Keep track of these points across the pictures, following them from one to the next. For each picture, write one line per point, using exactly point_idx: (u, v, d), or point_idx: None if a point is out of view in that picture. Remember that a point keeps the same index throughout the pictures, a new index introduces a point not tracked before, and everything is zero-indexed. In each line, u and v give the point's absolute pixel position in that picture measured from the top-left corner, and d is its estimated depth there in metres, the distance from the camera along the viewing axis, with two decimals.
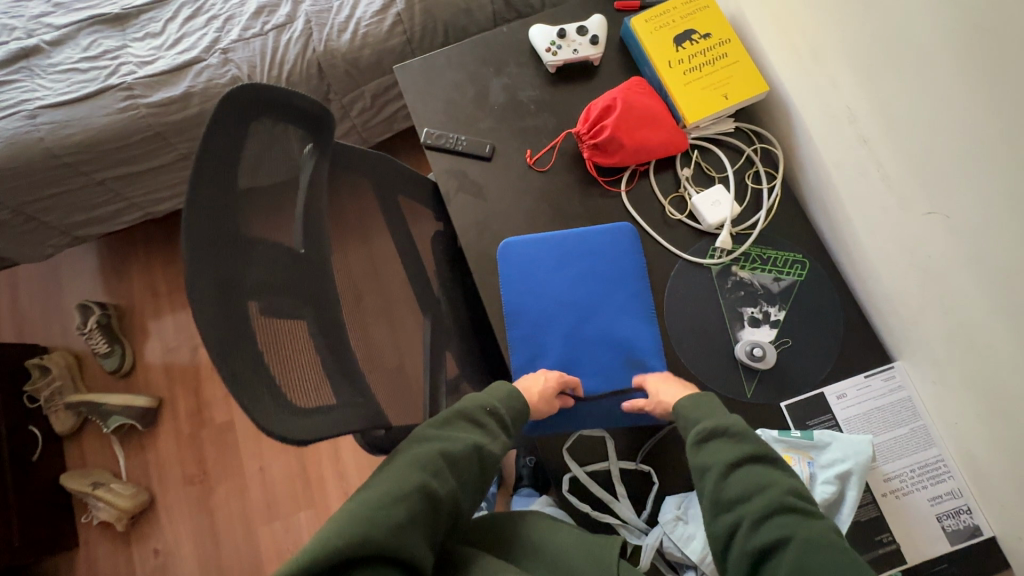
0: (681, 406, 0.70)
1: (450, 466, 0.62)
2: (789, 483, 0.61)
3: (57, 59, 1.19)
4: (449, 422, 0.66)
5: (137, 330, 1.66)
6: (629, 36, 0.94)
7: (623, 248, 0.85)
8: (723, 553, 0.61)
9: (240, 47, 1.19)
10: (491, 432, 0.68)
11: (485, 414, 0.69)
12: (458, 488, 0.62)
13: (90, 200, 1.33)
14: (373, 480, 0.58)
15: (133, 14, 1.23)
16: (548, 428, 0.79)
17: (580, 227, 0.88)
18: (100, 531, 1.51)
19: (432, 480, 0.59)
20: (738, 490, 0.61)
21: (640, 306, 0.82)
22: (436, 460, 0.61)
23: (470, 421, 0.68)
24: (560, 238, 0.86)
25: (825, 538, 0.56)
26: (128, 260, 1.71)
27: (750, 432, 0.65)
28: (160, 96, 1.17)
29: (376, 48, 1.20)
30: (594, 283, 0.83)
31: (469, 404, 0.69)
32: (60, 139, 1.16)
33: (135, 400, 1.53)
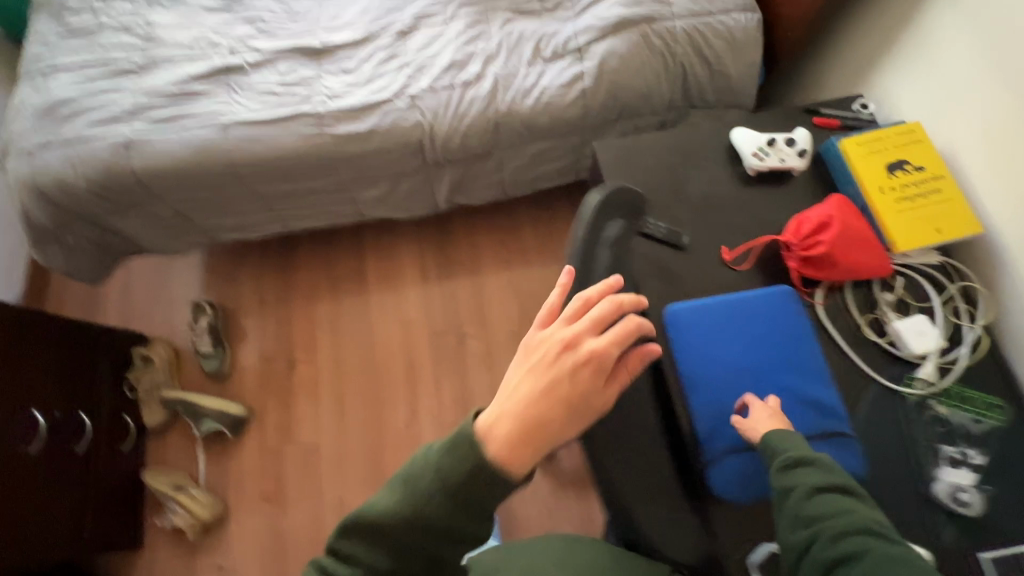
0: (771, 435, 0.71)
1: None
2: (868, 513, 0.63)
3: (255, 79, 1.26)
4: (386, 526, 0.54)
5: (239, 335, 1.67)
6: (830, 155, 0.97)
7: (786, 313, 0.87)
8: (794, 564, 0.63)
9: (428, 96, 1.24)
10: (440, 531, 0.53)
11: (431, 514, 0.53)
12: None
13: (244, 208, 1.36)
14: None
15: (331, 49, 1.29)
16: (733, 494, 0.77)
17: (735, 293, 0.90)
18: (168, 536, 1.47)
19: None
20: (822, 509, 0.63)
21: (821, 389, 0.82)
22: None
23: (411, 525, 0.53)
24: (725, 302, 0.87)
25: (902, 559, 0.58)
26: (242, 266, 1.75)
27: (833, 465, 0.68)
28: (346, 129, 1.23)
29: (553, 116, 1.25)
30: (765, 350, 0.84)
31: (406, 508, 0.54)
32: (244, 154, 1.22)
33: (229, 407, 1.53)
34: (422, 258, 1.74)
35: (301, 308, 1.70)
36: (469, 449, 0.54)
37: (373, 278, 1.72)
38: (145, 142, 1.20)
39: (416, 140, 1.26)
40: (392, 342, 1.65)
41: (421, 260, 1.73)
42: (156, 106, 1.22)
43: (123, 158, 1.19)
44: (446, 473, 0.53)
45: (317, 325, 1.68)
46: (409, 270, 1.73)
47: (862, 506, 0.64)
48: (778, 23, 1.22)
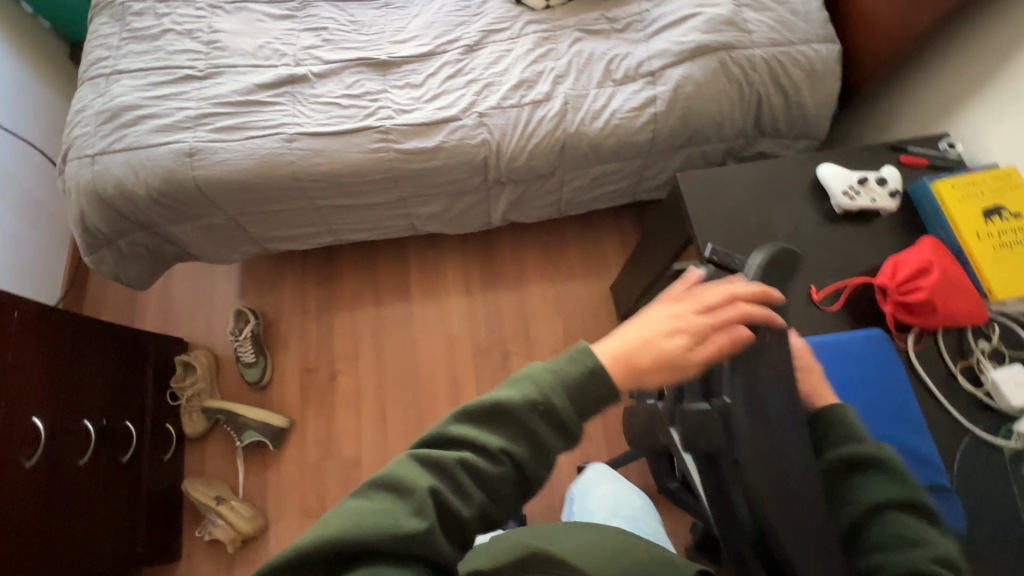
0: (834, 417, 0.58)
1: (480, 480, 0.54)
2: (943, 549, 0.51)
3: (320, 91, 1.24)
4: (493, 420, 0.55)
5: (280, 344, 1.65)
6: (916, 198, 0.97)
7: (879, 355, 0.85)
8: None
9: (496, 114, 1.22)
10: (541, 439, 0.55)
11: (537, 418, 0.55)
12: (490, 499, 0.55)
13: (300, 221, 1.34)
14: (383, 485, 0.53)
15: (397, 62, 1.27)
16: None
17: (824, 334, 0.88)
18: (207, 547, 1.46)
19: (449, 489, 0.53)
20: (881, 529, 0.53)
21: (918, 439, 0.80)
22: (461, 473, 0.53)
23: (517, 425, 0.55)
24: (816, 344, 0.86)
25: None
26: (283, 273, 1.72)
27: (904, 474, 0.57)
28: (412, 145, 1.21)
29: (622, 139, 1.22)
30: (858, 395, 0.82)
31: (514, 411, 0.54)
32: (308, 167, 1.20)
33: (271, 418, 1.51)
34: (467, 272, 1.72)
35: (344, 318, 1.68)
36: (580, 360, 0.57)
37: (417, 290, 1.70)
38: (210, 152, 1.17)
39: (481, 159, 1.24)
40: (435, 356, 1.63)
41: (465, 274, 1.71)
42: (219, 115, 1.20)
43: (184, 167, 1.17)
44: (566, 371, 0.56)
45: (359, 336, 1.66)
46: (453, 283, 1.71)
47: (935, 536, 0.53)
48: (856, 54, 1.20)
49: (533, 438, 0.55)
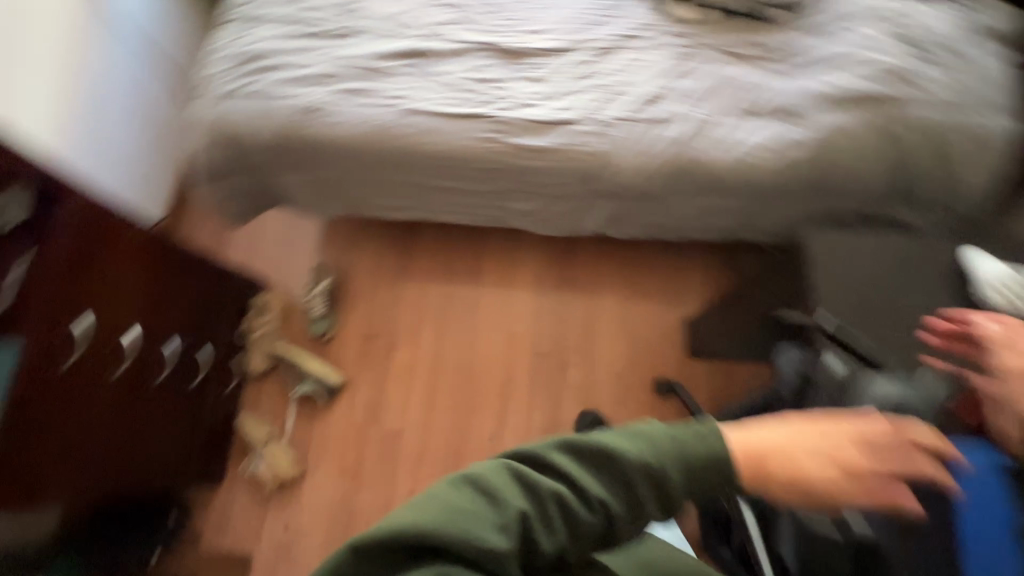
0: None
1: (569, 521, 0.52)
2: None
3: (445, 70, 1.22)
4: (603, 461, 0.53)
5: (348, 304, 1.68)
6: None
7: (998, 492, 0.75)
8: None
9: (618, 126, 1.17)
10: (641, 502, 0.53)
11: (645, 479, 0.53)
12: (571, 543, 0.52)
13: (396, 194, 1.35)
14: (474, 490, 0.51)
15: (526, 53, 1.24)
16: None
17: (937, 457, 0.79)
18: (247, 481, 1.53)
19: (537, 518, 0.51)
20: None
21: None
22: (553, 506, 0.52)
23: (623, 480, 0.53)
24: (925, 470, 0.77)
25: None
26: (365, 235, 1.75)
27: None
28: (525, 142, 1.18)
29: (746, 177, 1.15)
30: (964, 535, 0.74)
31: (629, 465, 0.52)
32: (419, 145, 1.19)
33: (327, 375, 1.57)
34: (542, 273, 1.69)
35: (413, 293, 1.69)
36: (711, 439, 0.54)
37: (489, 280, 1.69)
38: (330, 111, 1.19)
39: (591, 169, 1.19)
40: (493, 350, 1.62)
41: (539, 275, 1.69)
42: (345, 75, 1.21)
43: (303, 121, 1.20)
44: (689, 442, 0.54)
45: (424, 313, 1.67)
46: (526, 282, 1.68)
47: None
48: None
49: (635, 497, 0.53)
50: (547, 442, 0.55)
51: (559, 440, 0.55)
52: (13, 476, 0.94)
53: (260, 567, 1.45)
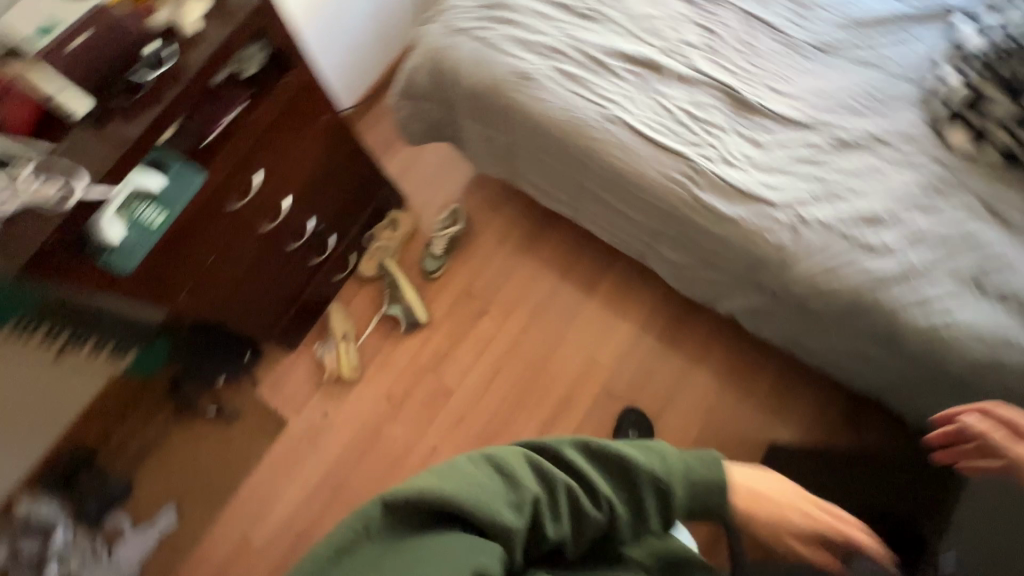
0: None
1: (576, 512, 0.57)
2: None
3: (667, 92, 1.16)
4: (616, 466, 0.60)
5: (463, 255, 1.73)
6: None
7: None
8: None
9: (817, 228, 1.04)
10: (644, 507, 0.60)
11: (651, 488, 0.61)
12: (573, 536, 0.58)
13: (559, 185, 1.33)
14: (494, 468, 0.55)
15: (758, 110, 1.13)
16: None
17: None
18: (313, 360, 1.67)
19: (550, 505, 0.56)
20: None
21: None
22: (567, 496, 0.57)
23: (632, 482, 0.60)
24: None
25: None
26: (509, 201, 1.78)
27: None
28: (710, 199, 1.09)
29: (933, 351, 0.98)
30: None
31: (642, 469, 0.60)
32: (605, 154, 1.16)
33: (418, 308, 1.64)
34: (650, 319, 1.61)
35: (523, 275, 1.70)
36: (710, 464, 0.64)
37: (597, 299, 1.65)
38: (539, 85, 1.19)
39: (763, 258, 1.08)
40: (568, 365, 1.59)
41: (647, 320, 1.61)
42: (570, 58, 1.19)
43: (512, 83, 1.20)
44: (694, 466, 0.63)
45: (525, 298, 1.67)
46: (631, 319, 1.62)
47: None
48: None
49: (638, 501, 0.61)
50: (568, 437, 0.61)
51: (576, 440, 0.61)
52: (153, 278, 1.07)
53: (291, 438, 1.60)
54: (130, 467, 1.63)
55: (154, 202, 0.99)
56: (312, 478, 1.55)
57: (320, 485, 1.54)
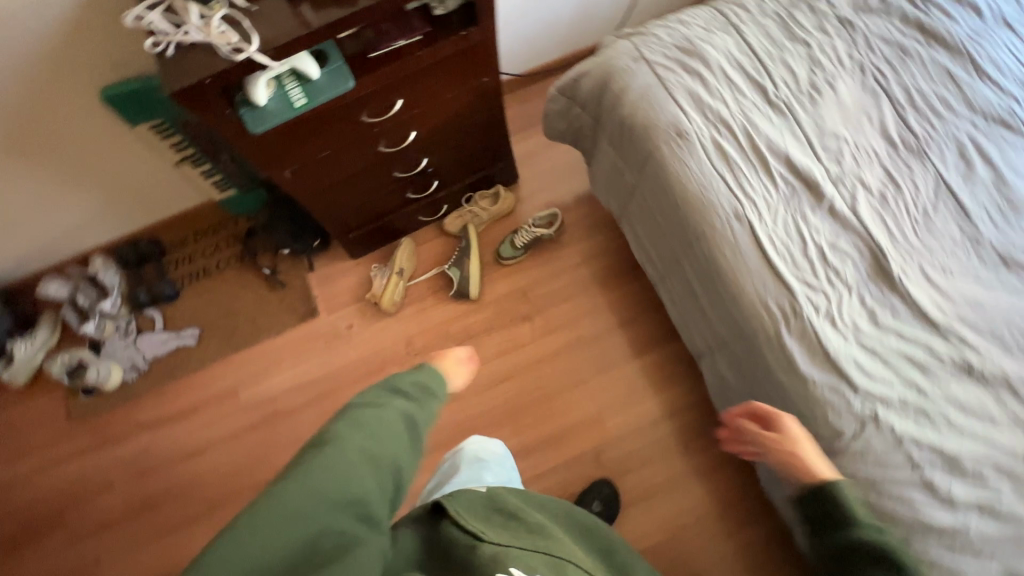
0: None
1: (389, 433, 0.65)
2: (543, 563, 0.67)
3: (811, 219, 1.07)
4: (374, 392, 0.71)
5: (539, 257, 1.73)
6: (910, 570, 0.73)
7: None
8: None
9: (885, 437, 0.94)
10: (418, 399, 0.73)
11: (409, 385, 0.74)
12: (403, 457, 0.65)
13: (657, 246, 1.29)
14: (301, 459, 0.59)
15: (897, 286, 1.01)
16: None
17: None
18: (366, 276, 1.76)
19: (363, 445, 0.61)
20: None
21: None
22: (371, 425, 0.64)
23: (397, 389, 0.72)
24: None
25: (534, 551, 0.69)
26: (608, 231, 1.74)
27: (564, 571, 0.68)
28: (792, 346, 1.01)
29: None
30: None
31: (397, 377, 0.74)
32: (714, 245, 1.10)
33: (473, 283, 1.67)
34: (673, 411, 1.54)
35: (582, 304, 1.68)
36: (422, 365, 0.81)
37: (635, 364, 1.60)
38: (689, 148, 1.14)
39: (811, 431, 0.99)
40: (575, 407, 1.57)
41: (670, 411, 1.54)
42: (734, 140, 1.13)
43: (667, 136, 1.16)
44: (426, 371, 0.78)
45: (570, 326, 1.66)
46: (656, 401, 1.56)
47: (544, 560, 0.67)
48: None
49: (412, 397, 0.73)
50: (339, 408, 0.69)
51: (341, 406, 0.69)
52: (272, 148, 1.15)
53: (315, 329, 1.72)
54: (185, 278, 1.81)
55: (302, 84, 1.06)
56: (314, 372, 1.68)
57: (317, 381, 1.67)
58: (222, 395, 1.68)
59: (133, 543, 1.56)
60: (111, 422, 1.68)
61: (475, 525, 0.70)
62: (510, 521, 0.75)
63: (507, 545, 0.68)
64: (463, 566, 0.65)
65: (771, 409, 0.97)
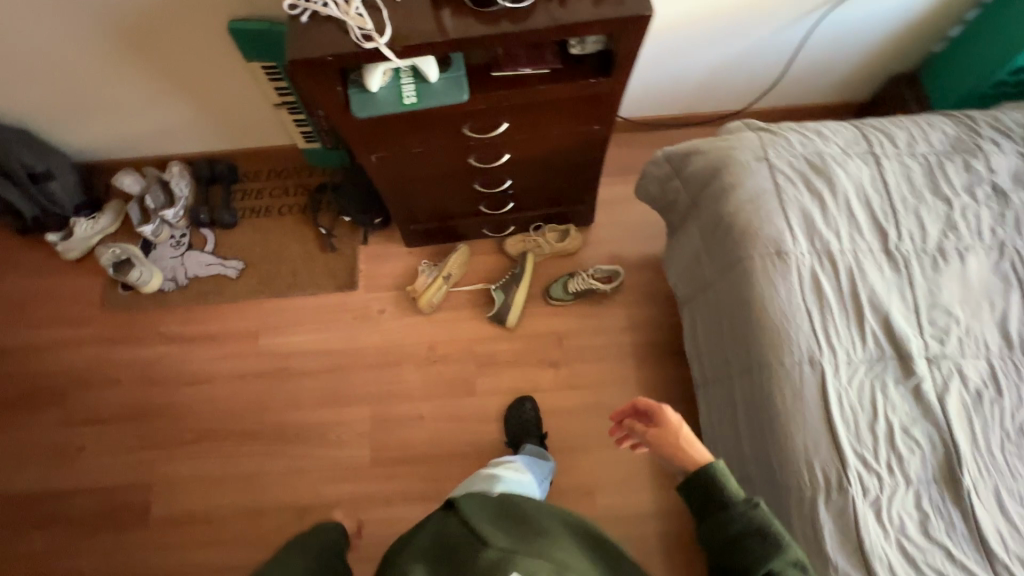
0: None
1: None
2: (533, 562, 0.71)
3: (890, 393, 0.98)
4: None
5: (586, 308, 1.67)
6: (776, 536, 0.82)
7: None
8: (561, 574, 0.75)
9: None
10: None
11: None
12: None
13: (712, 351, 1.21)
14: None
15: (960, 498, 0.92)
16: None
17: None
18: (413, 268, 1.74)
19: None
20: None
21: None
22: None
23: None
24: None
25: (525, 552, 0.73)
26: (663, 306, 1.66)
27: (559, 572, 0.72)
28: (824, 521, 0.92)
29: None
30: None
31: None
32: (775, 381, 1.01)
33: (514, 312, 1.63)
34: (668, 514, 1.46)
35: (612, 370, 1.61)
36: None
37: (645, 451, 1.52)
38: (784, 271, 1.06)
39: None
40: (570, 472, 1.51)
41: (664, 512, 1.46)
42: (835, 279, 1.04)
43: (765, 249, 1.08)
44: None
45: (594, 389, 1.59)
46: (654, 496, 1.48)
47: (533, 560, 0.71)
48: None
49: None
50: None
51: None
52: (367, 132, 1.13)
53: (348, 302, 1.72)
54: (247, 210, 1.83)
55: (417, 82, 1.04)
56: (333, 344, 1.68)
57: (333, 354, 1.67)
58: (242, 334, 1.70)
59: (117, 445, 1.60)
60: (136, 323, 1.72)
61: (486, 529, 0.76)
62: (523, 528, 0.80)
63: (511, 550, 0.72)
64: (468, 565, 0.71)
65: (651, 403, 0.95)
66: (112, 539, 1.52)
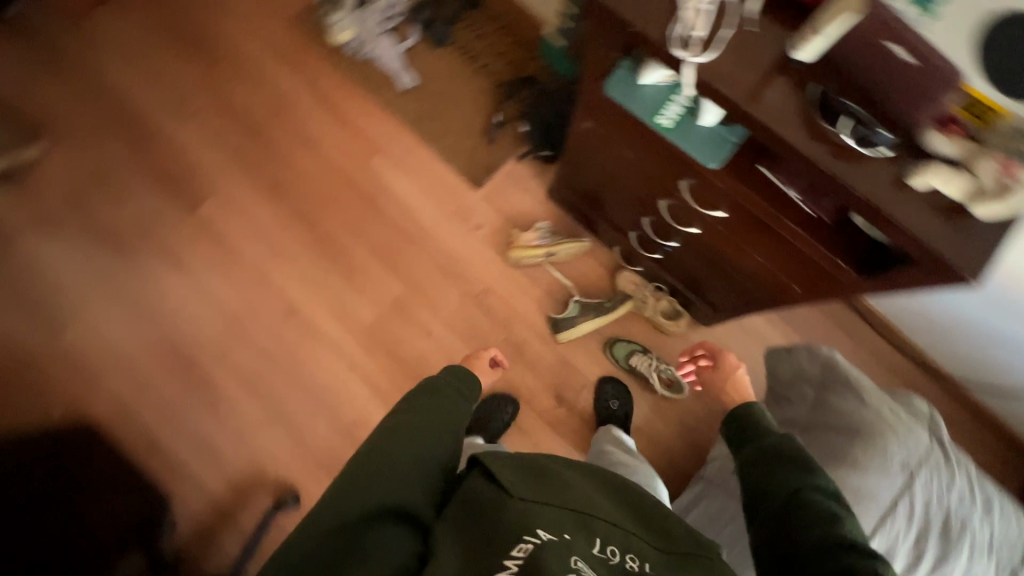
0: None
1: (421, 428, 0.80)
2: (545, 521, 0.64)
3: None
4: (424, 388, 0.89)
5: (628, 385, 1.55)
6: (816, 468, 0.77)
7: None
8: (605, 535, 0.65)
9: None
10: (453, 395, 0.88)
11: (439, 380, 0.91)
12: (446, 452, 0.79)
13: None
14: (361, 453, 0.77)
15: None
16: None
17: None
18: (533, 218, 1.64)
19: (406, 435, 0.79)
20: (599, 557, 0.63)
21: None
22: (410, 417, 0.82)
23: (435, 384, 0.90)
24: None
25: (550, 507, 0.66)
26: (687, 446, 1.53)
27: (585, 543, 0.63)
28: None
29: None
30: None
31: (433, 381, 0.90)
32: None
33: (571, 334, 1.54)
34: None
35: None
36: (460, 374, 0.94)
37: None
38: None
39: None
40: None
41: None
42: None
43: None
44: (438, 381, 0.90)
45: (570, 448, 1.52)
46: None
47: (546, 515, 0.65)
48: None
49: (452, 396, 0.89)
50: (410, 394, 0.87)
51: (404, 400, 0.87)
52: (599, 106, 0.97)
53: (461, 194, 1.65)
54: (458, 43, 1.72)
55: (685, 112, 0.87)
56: (422, 214, 1.64)
57: (414, 222, 1.64)
58: (367, 139, 1.68)
59: (217, 135, 1.68)
60: (303, 55, 1.72)
61: (503, 476, 0.69)
62: (534, 476, 0.71)
63: (532, 499, 0.66)
64: (486, 512, 0.65)
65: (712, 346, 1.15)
66: (161, 200, 1.64)
